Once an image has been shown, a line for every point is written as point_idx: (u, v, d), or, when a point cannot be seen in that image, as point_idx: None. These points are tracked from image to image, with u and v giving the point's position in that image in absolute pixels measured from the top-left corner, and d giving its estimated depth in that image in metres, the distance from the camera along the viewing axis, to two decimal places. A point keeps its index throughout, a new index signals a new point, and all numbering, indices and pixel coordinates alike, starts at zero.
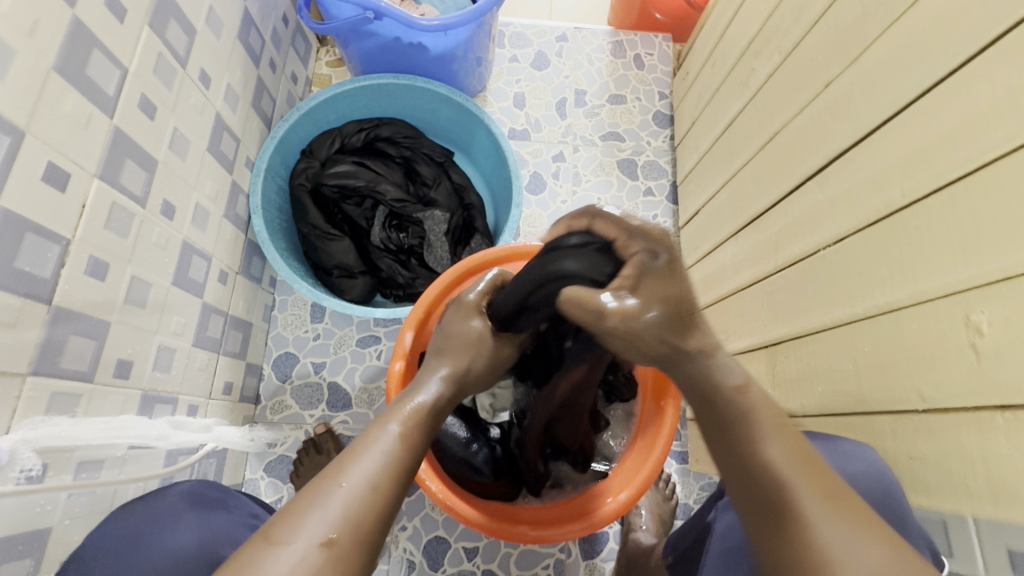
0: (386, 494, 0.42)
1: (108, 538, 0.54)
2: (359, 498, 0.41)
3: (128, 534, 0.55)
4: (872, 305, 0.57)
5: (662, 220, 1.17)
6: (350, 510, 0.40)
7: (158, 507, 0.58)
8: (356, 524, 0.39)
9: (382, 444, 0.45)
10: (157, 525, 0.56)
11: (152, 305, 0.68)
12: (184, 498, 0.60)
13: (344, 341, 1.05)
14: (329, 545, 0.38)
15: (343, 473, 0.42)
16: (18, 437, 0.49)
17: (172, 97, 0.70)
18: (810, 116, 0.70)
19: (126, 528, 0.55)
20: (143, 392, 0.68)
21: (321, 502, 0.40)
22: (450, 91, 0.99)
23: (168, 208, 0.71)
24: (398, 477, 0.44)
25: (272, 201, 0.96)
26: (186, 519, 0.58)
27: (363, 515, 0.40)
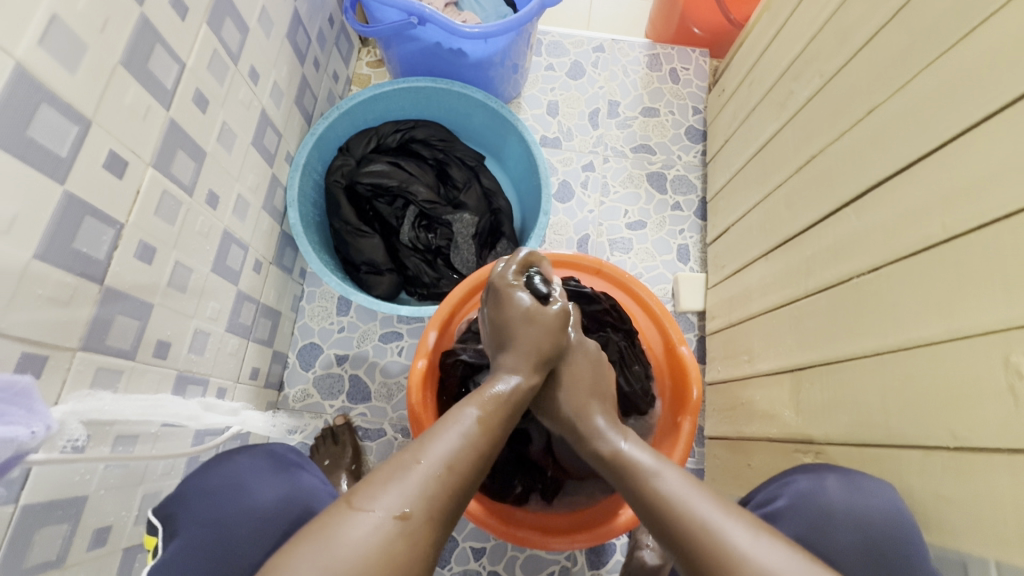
0: (464, 473, 0.45)
1: (202, 488, 0.60)
2: (439, 476, 0.44)
3: (217, 485, 0.60)
4: (906, 337, 0.56)
5: (689, 235, 1.17)
6: (427, 486, 0.43)
7: (238, 463, 0.63)
8: (433, 501, 0.42)
9: (463, 426, 0.49)
10: (242, 480, 0.61)
11: (191, 290, 0.71)
12: (263, 458, 0.65)
13: (367, 335, 1.07)
14: (402, 518, 0.40)
15: (425, 450, 0.45)
16: (65, 409, 0.52)
17: (223, 92, 0.73)
18: (849, 142, 0.70)
19: (217, 484, 0.60)
20: (179, 372, 0.70)
21: (405, 474, 0.43)
22: (487, 97, 1.01)
23: (212, 198, 0.74)
24: (475, 461, 0.47)
25: (308, 195, 0.99)
26: (268, 479, 0.62)
27: (438, 494, 0.43)
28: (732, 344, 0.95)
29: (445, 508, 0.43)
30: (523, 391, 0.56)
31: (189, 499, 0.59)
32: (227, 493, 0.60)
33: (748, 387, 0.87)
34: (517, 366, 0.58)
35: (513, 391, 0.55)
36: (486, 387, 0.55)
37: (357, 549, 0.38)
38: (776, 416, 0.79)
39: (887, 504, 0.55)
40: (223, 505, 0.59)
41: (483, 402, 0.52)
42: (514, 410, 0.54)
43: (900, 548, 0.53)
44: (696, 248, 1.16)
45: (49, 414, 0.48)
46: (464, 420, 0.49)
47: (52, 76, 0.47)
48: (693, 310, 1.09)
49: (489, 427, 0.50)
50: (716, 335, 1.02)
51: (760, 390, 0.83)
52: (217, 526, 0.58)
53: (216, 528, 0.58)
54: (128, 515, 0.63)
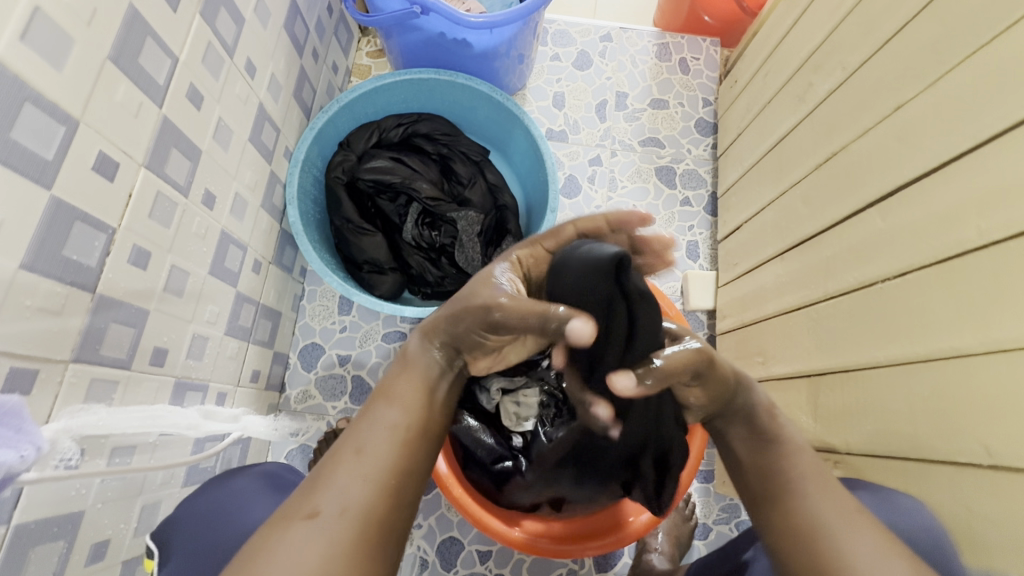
0: (378, 456, 0.43)
1: (191, 512, 0.60)
2: (348, 470, 0.42)
3: (206, 509, 0.60)
4: (937, 347, 0.54)
5: (698, 232, 1.14)
6: (339, 483, 0.41)
7: (235, 485, 0.63)
8: (347, 496, 0.40)
9: (376, 414, 0.46)
10: (235, 501, 0.61)
11: (188, 294, 0.69)
12: (259, 478, 0.65)
13: (370, 335, 1.05)
14: (311, 518, 0.39)
15: (337, 451, 0.43)
16: (58, 426, 0.50)
17: (218, 87, 0.70)
18: (873, 138, 0.67)
19: (212, 506, 0.61)
20: (177, 379, 0.68)
21: (315, 481, 0.41)
22: (492, 89, 0.97)
23: (209, 198, 0.71)
24: (396, 442, 0.45)
25: (308, 192, 0.96)
26: (262, 499, 0.61)
27: (356, 487, 0.41)
28: (744, 345, 0.92)
29: (367, 500, 0.41)
30: (419, 348, 0.51)
31: (184, 519, 0.60)
32: (222, 514, 0.60)
33: (763, 390, 0.85)
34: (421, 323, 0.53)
35: (418, 352, 0.51)
36: (401, 358, 0.51)
37: (278, 558, 0.37)
38: (791, 421, 0.77)
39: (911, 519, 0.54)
40: (214, 525, 0.58)
41: (389, 385, 0.48)
42: (426, 367, 0.50)
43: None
44: (707, 244, 1.13)
45: (40, 434, 0.45)
46: (375, 411, 0.46)
47: (36, 73, 0.44)
48: (703, 309, 1.07)
49: (401, 400, 0.47)
50: (728, 335, 1.00)
51: (774, 394, 0.81)
52: (206, 547, 0.56)
53: (204, 549, 0.56)
54: (126, 528, 0.62)
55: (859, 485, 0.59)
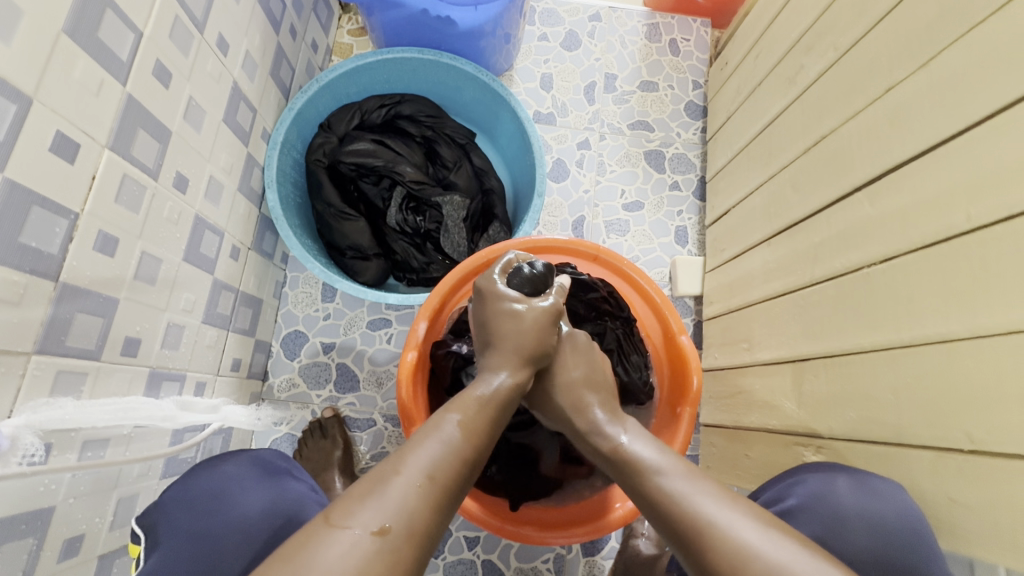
0: (445, 484, 0.43)
1: (182, 499, 0.57)
2: (418, 489, 0.42)
3: (201, 495, 0.58)
4: (924, 332, 0.53)
5: (687, 217, 1.13)
6: (408, 499, 0.41)
7: (224, 471, 0.61)
8: (413, 516, 0.40)
9: (445, 433, 0.47)
10: (228, 490, 0.59)
11: (161, 282, 0.66)
12: (248, 465, 0.62)
13: (354, 323, 1.03)
14: (381, 534, 0.38)
15: (404, 467, 0.43)
16: (20, 421, 0.47)
17: (188, 64, 0.66)
18: (864, 122, 0.66)
19: (204, 492, 0.58)
20: (151, 369, 0.66)
21: (381, 490, 0.41)
22: (478, 69, 0.95)
23: (181, 181, 0.68)
24: (458, 471, 0.45)
25: (288, 175, 0.93)
26: (254, 487, 0.60)
27: (421, 509, 0.41)
28: (730, 331, 0.92)
29: (430, 523, 0.41)
30: (503, 397, 0.52)
31: (171, 509, 0.57)
32: (210, 503, 0.57)
33: (748, 375, 0.85)
34: (499, 364, 0.55)
35: (493, 398, 0.52)
36: (466, 391, 0.52)
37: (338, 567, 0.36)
38: (778, 408, 0.76)
39: (894, 504, 0.54)
40: (207, 514, 0.56)
41: (466, 415, 0.49)
42: (497, 416, 0.51)
43: (911, 548, 0.52)
44: (695, 230, 1.12)
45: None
46: (449, 433, 0.46)
47: None
48: (691, 294, 1.06)
49: (474, 436, 0.48)
50: (715, 321, 0.99)
51: (759, 379, 0.81)
52: (197, 540, 0.55)
53: (195, 542, 0.55)
54: (102, 522, 0.60)
55: (842, 469, 0.59)
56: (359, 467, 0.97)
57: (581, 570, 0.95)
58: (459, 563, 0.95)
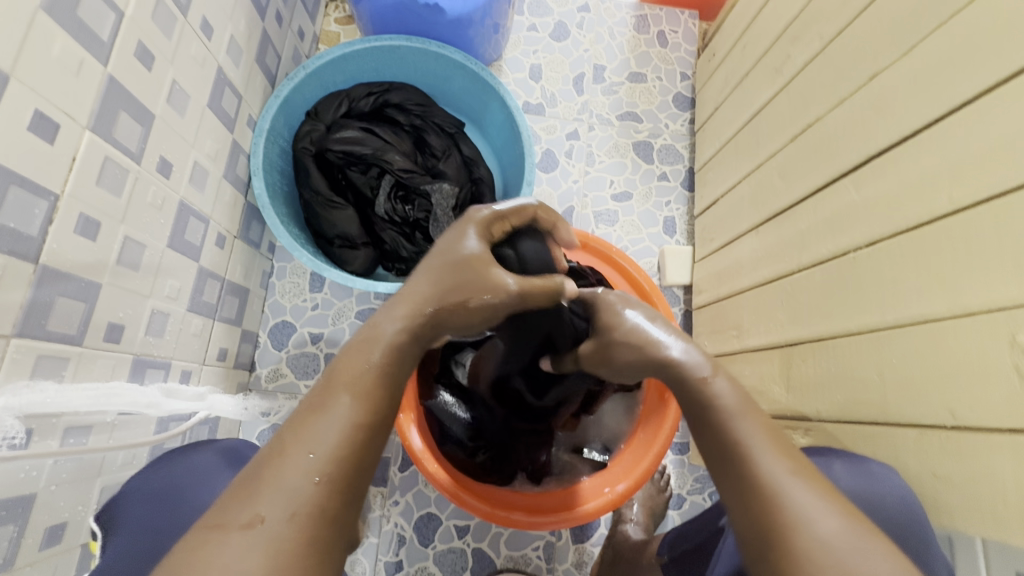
0: (334, 457, 0.38)
1: (140, 494, 0.57)
2: (301, 467, 0.37)
3: (159, 488, 0.57)
4: (908, 313, 0.54)
5: (675, 207, 1.14)
6: (289, 483, 0.36)
7: (193, 461, 0.61)
8: (294, 500, 0.36)
9: (333, 406, 0.41)
10: (191, 478, 0.58)
11: (145, 268, 0.65)
12: (216, 454, 0.62)
13: (343, 313, 1.03)
14: (254, 524, 0.35)
15: (284, 448, 0.38)
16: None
17: (171, 47, 0.65)
18: (848, 109, 0.67)
19: (167, 482, 0.58)
20: (135, 356, 0.65)
21: (257, 482, 0.37)
22: (466, 58, 0.94)
23: (165, 166, 0.67)
24: (353, 444, 0.40)
25: (274, 163, 0.92)
26: (221, 475, 0.59)
27: (303, 488, 0.36)
28: (719, 318, 0.93)
29: (320, 501, 0.37)
30: (397, 346, 0.45)
31: (131, 498, 0.56)
32: (170, 492, 0.57)
33: (737, 362, 0.85)
34: (399, 308, 0.47)
35: (391, 347, 0.45)
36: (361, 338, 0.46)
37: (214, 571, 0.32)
38: (766, 394, 0.77)
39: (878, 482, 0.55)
40: (166, 505, 0.56)
41: (351, 379, 0.42)
42: (396, 370, 0.45)
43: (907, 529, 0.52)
44: (683, 220, 1.13)
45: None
46: (334, 406, 0.41)
47: None
48: (680, 284, 1.07)
49: (367, 401, 0.42)
50: (704, 310, 1.00)
51: (748, 366, 0.82)
52: (155, 531, 0.54)
53: (154, 533, 0.53)
54: (85, 511, 0.59)
55: (828, 451, 0.60)
56: None
57: (571, 557, 0.96)
58: (450, 551, 0.95)
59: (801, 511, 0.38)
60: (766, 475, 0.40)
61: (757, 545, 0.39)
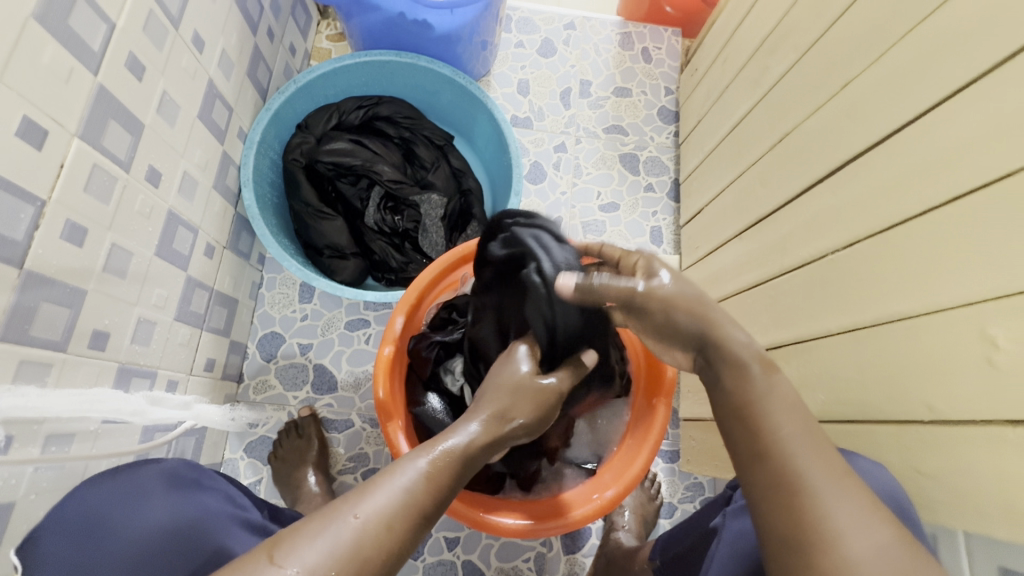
0: (401, 531, 0.41)
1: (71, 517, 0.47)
2: (372, 536, 0.40)
3: (97, 508, 0.49)
4: (885, 311, 0.55)
5: (662, 218, 1.16)
6: (359, 548, 0.39)
7: (125, 486, 0.51)
8: (361, 564, 0.39)
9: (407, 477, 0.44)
10: (121, 508, 0.49)
11: (132, 275, 0.66)
12: (159, 478, 0.53)
13: (332, 323, 1.03)
14: None
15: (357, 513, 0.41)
16: None
17: (162, 59, 0.67)
18: (824, 117, 0.69)
19: (86, 515, 0.48)
20: (121, 364, 0.65)
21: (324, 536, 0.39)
22: (454, 73, 0.96)
23: (154, 175, 0.68)
24: (415, 520, 0.43)
25: (264, 174, 0.93)
26: (154, 503, 0.51)
27: (372, 560, 0.39)
28: None
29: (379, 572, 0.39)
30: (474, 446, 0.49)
31: (47, 535, 0.47)
32: (95, 529, 0.47)
33: None
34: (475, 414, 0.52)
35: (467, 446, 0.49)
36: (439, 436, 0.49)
37: None
38: None
39: None
40: (89, 549, 0.46)
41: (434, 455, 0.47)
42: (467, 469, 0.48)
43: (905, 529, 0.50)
44: (670, 230, 1.15)
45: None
46: (407, 475, 0.44)
47: None
48: None
49: (439, 483, 0.45)
50: None
51: None
52: (74, 571, 0.45)
53: (75, 567, 0.45)
54: None
55: None
56: (336, 468, 0.97)
57: (563, 569, 0.95)
58: (439, 564, 0.93)
59: (841, 527, 0.38)
60: (811, 482, 0.40)
61: (784, 544, 0.39)
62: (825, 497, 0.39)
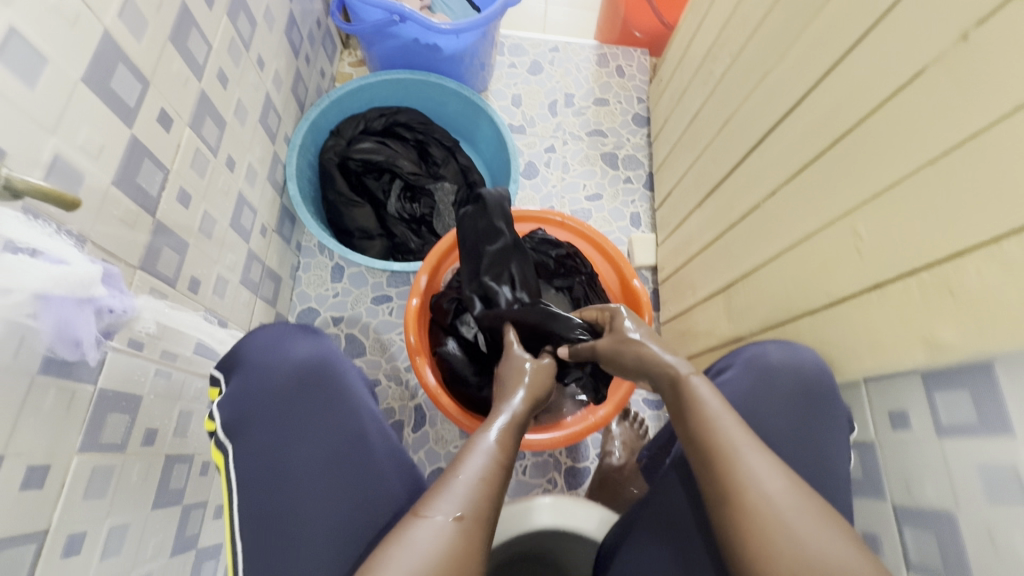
0: (496, 482, 0.53)
1: (253, 342, 0.71)
2: (475, 487, 0.51)
3: (268, 344, 0.71)
4: (796, 234, 0.73)
5: (640, 204, 1.35)
6: (472, 492, 0.51)
7: (278, 329, 0.73)
8: (475, 505, 0.50)
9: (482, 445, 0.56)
10: (280, 342, 0.72)
11: (215, 238, 0.83)
12: (292, 325, 0.75)
13: (360, 299, 1.20)
14: (459, 520, 0.49)
15: (458, 473, 0.53)
16: (143, 301, 0.65)
17: (238, 73, 0.86)
18: (751, 103, 0.89)
19: (265, 339, 0.71)
20: (207, 308, 0.82)
21: (445, 493, 0.51)
22: (459, 86, 1.17)
23: (230, 163, 0.86)
24: (501, 475, 0.54)
25: (304, 171, 1.12)
26: (301, 340, 0.73)
27: (480, 500, 0.51)
28: (679, 284, 1.11)
29: (484, 509, 0.51)
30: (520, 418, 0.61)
31: (243, 349, 0.70)
32: (272, 350, 0.70)
33: (692, 313, 1.03)
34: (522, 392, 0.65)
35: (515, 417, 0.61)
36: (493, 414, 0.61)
37: (427, 548, 0.47)
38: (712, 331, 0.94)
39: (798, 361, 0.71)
40: (270, 358, 0.70)
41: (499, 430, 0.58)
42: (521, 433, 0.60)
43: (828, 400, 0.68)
44: (647, 214, 1.34)
45: (132, 298, 0.63)
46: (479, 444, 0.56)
47: (129, 44, 0.60)
48: (646, 264, 1.26)
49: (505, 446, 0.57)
50: (666, 282, 1.19)
51: (700, 314, 1.00)
52: (262, 371, 0.68)
53: (262, 369, 0.69)
54: (170, 424, 0.73)
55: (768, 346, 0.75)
56: None
57: None
58: None
59: (756, 474, 0.52)
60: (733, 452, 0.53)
61: (722, 500, 0.52)
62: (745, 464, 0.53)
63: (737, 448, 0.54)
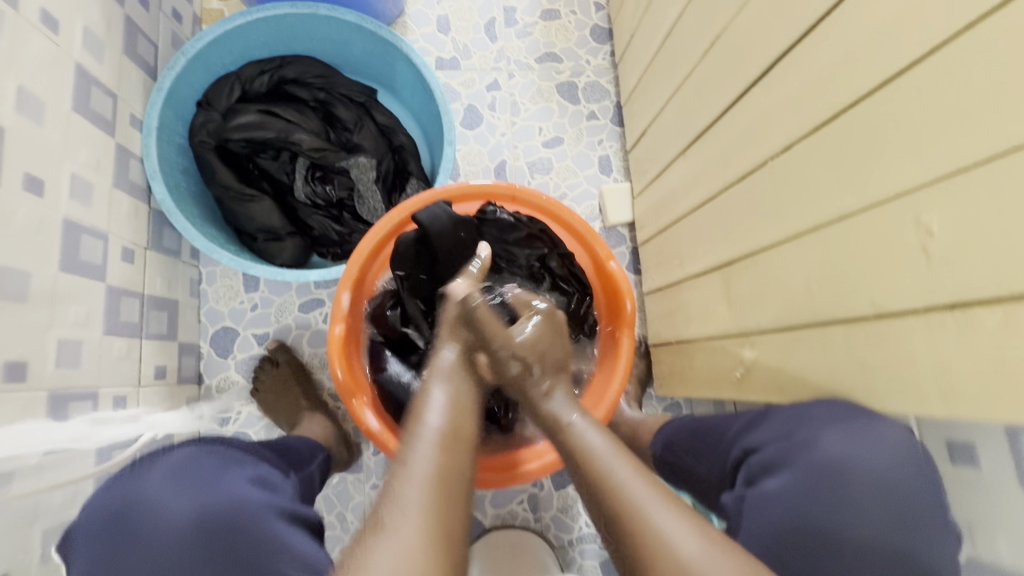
0: (444, 497, 0.47)
1: (110, 503, 0.52)
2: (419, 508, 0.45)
3: (127, 506, 0.51)
4: (838, 212, 0.53)
5: (608, 145, 1.12)
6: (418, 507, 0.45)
7: (147, 477, 0.53)
8: (433, 507, 0.46)
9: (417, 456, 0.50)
10: (146, 497, 0.51)
11: (37, 297, 0.60)
12: (177, 463, 0.55)
13: (286, 308, 0.99)
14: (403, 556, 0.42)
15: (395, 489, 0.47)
16: None
17: (7, 48, 0.58)
18: (749, 16, 0.64)
19: (122, 499, 0.52)
20: (50, 390, 0.62)
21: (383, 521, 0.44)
22: (359, 18, 0.88)
23: (34, 184, 0.61)
24: (450, 490, 0.49)
25: (174, 163, 0.86)
26: (178, 485, 0.52)
27: (425, 503, 0.46)
28: (664, 249, 0.92)
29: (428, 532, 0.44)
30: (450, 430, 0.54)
31: (93, 522, 0.51)
32: (124, 521, 0.50)
33: (683, 290, 0.86)
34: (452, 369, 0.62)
35: (453, 433, 0.54)
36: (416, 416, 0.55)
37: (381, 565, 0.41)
38: (711, 316, 0.78)
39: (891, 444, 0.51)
40: (126, 534, 0.50)
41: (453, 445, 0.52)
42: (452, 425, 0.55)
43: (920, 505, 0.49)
44: (618, 156, 1.11)
45: None
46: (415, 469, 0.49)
47: None
48: (622, 222, 1.06)
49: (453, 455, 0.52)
50: (648, 244, 1.00)
51: (692, 291, 0.82)
52: (119, 552, 0.49)
53: (117, 553, 0.49)
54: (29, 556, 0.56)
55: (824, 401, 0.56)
56: None
57: (556, 505, 0.99)
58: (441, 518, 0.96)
59: (655, 519, 0.46)
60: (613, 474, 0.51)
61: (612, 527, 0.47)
62: (648, 504, 0.47)
63: (645, 507, 0.47)
